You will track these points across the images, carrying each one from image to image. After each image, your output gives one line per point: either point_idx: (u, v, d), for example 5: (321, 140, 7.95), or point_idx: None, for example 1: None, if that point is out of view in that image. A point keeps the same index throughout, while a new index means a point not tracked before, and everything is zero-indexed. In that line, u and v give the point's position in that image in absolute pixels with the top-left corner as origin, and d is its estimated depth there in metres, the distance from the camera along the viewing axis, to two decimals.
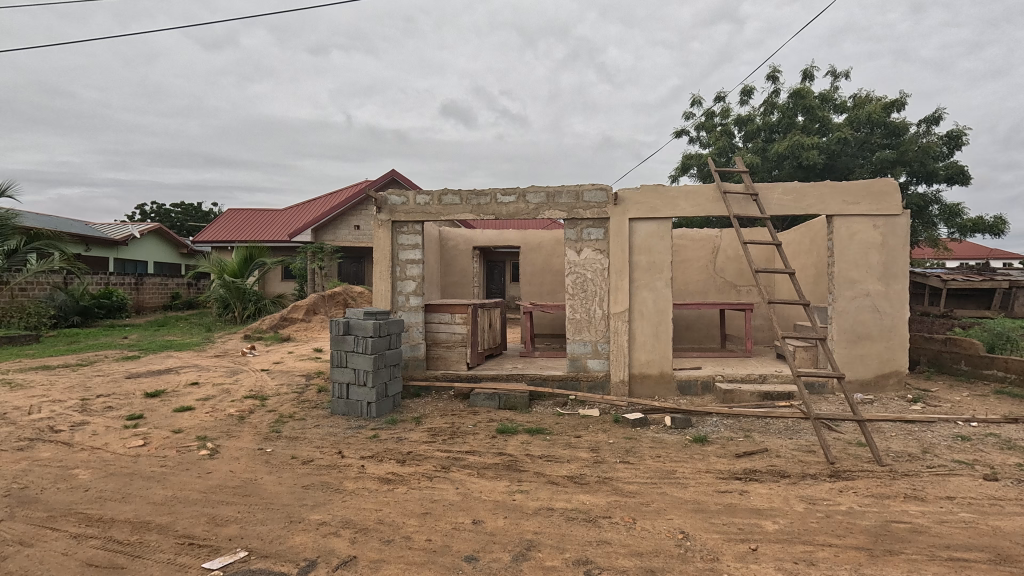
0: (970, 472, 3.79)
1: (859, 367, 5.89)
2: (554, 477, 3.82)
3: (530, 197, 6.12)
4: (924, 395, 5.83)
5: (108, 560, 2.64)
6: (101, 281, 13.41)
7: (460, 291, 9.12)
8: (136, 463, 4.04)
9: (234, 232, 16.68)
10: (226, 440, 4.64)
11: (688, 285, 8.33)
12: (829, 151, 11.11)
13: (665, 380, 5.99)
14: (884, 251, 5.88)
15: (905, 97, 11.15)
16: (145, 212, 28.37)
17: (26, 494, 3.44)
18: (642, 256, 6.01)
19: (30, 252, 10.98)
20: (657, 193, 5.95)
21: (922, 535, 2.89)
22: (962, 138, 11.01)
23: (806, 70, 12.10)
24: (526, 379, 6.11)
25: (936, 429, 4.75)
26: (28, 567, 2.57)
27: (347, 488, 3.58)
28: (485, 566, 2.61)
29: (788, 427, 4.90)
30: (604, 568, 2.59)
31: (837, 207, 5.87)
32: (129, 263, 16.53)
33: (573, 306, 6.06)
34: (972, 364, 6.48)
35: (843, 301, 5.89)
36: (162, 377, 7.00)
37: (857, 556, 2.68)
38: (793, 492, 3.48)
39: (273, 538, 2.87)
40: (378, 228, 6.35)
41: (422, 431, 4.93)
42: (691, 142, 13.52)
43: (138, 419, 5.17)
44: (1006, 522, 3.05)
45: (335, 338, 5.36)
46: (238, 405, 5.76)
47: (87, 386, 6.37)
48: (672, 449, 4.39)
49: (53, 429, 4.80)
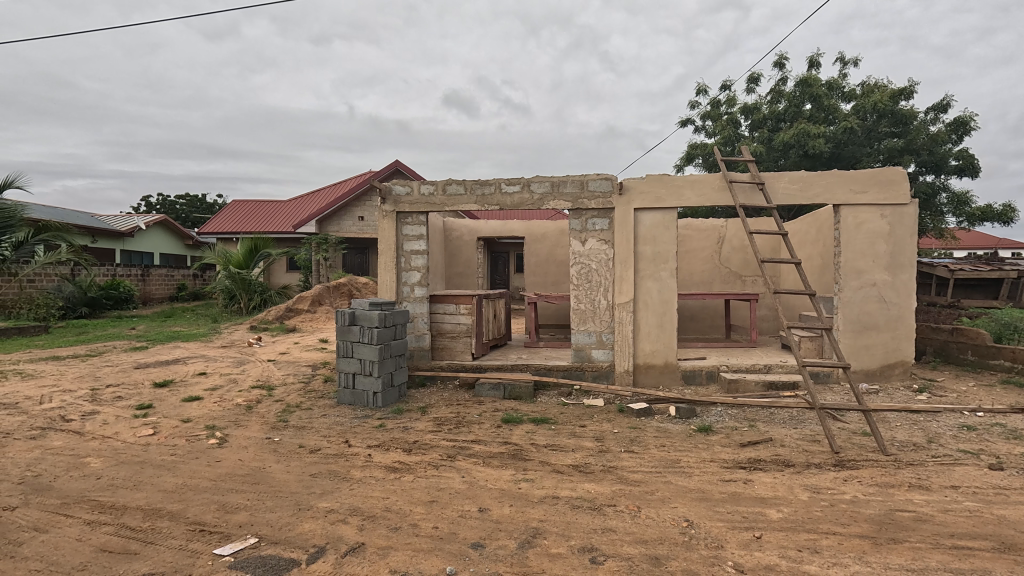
0: (975, 462, 3.79)
1: (865, 357, 5.88)
2: (559, 466, 3.85)
3: (534, 187, 6.10)
4: (929, 385, 5.82)
5: (121, 546, 2.69)
6: (108, 272, 13.50)
7: (465, 281, 9.14)
8: (146, 452, 4.09)
9: (239, 224, 16.73)
10: (235, 429, 4.70)
11: (693, 275, 8.31)
12: (836, 140, 11.01)
13: (669, 370, 6.00)
14: (892, 240, 5.84)
15: (913, 84, 10.99)
16: (151, 204, 28.51)
17: (40, 481, 3.50)
18: (646, 246, 5.99)
19: (37, 244, 10.95)
20: (662, 183, 5.92)
21: (926, 523, 2.90)
22: (971, 125, 10.85)
23: (813, 57, 11.95)
24: (531, 369, 6.13)
25: (941, 420, 4.75)
26: (43, 553, 2.61)
27: (354, 476, 3.62)
28: (492, 553, 2.64)
29: (793, 417, 4.91)
30: (610, 555, 2.62)
31: (845, 196, 5.82)
32: (134, 254, 16.64)
33: (577, 297, 6.06)
34: (978, 354, 6.45)
35: (849, 291, 5.87)
36: (170, 367, 7.07)
37: (860, 544, 2.70)
38: (797, 481, 3.49)
39: (282, 525, 2.92)
40: (383, 219, 6.36)
41: (427, 420, 4.97)
42: (696, 131, 13.39)
43: (147, 409, 5.23)
44: (1010, 511, 3.05)
45: (341, 329, 5.38)
46: (245, 395, 5.82)
47: (97, 376, 6.44)
48: (676, 438, 4.41)
49: (65, 418, 4.87)
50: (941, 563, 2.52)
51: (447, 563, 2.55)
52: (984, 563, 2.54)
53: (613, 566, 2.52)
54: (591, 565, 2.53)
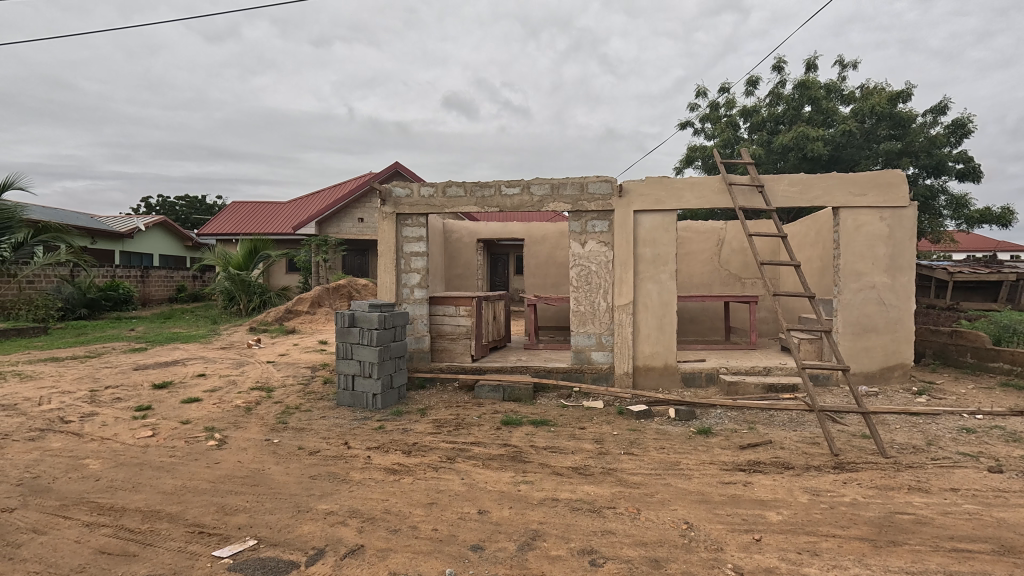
0: (974, 464, 3.79)
1: (864, 359, 5.88)
2: (559, 468, 3.84)
3: (534, 189, 6.11)
4: (928, 387, 5.83)
5: (120, 548, 2.69)
6: (107, 274, 13.49)
7: (465, 283, 9.14)
8: (145, 453, 4.08)
9: (239, 225, 16.74)
10: (234, 430, 4.69)
11: (692, 277, 8.31)
12: (835, 143, 11.02)
13: (669, 372, 6.00)
14: (891, 242, 5.85)
15: (910, 87, 11.02)
16: (151, 205, 28.51)
17: (39, 482, 3.50)
18: (646, 248, 5.99)
19: (36, 245, 10.95)
20: (662, 185, 5.93)
21: (926, 526, 2.90)
22: (969, 127, 10.89)
23: (812, 60, 11.98)
24: (531, 371, 6.13)
25: (940, 422, 4.76)
26: (42, 555, 2.61)
27: (353, 478, 3.62)
28: (491, 555, 2.64)
29: (792, 419, 4.91)
30: (610, 557, 2.62)
31: (844, 199, 5.83)
32: (134, 255, 16.63)
33: (577, 299, 6.06)
34: (978, 356, 6.45)
35: (849, 293, 5.88)
36: (169, 368, 7.06)
37: (860, 547, 2.70)
38: (797, 484, 3.49)
39: (282, 527, 2.91)
40: (383, 220, 6.36)
41: (427, 422, 4.97)
42: (696, 133, 13.40)
43: (146, 410, 5.22)
44: (1010, 513, 3.05)
45: (341, 330, 5.38)
46: (244, 397, 5.81)
47: (96, 378, 6.43)
48: (676, 440, 4.41)
49: (63, 420, 4.86)
50: (941, 566, 2.52)
51: (447, 566, 2.54)
52: (983, 565, 2.54)
53: (612, 568, 2.52)
54: (590, 567, 2.52)
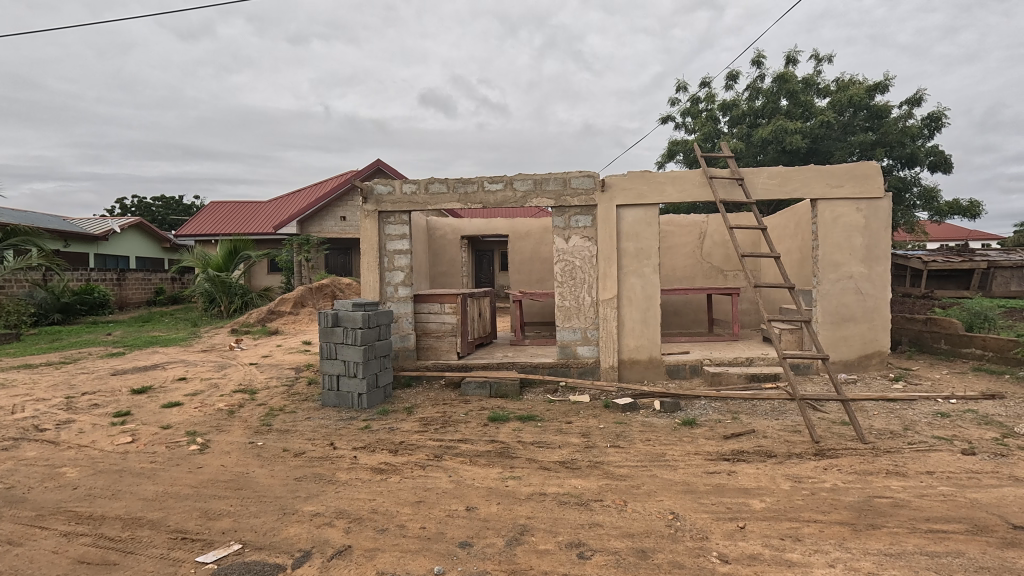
0: (949, 447, 3.90)
1: (843, 348, 6.00)
2: (546, 462, 3.87)
3: (517, 184, 6.09)
4: (905, 373, 5.99)
5: (99, 557, 2.63)
6: (82, 277, 13.10)
7: (450, 281, 9.11)
8: (125, 460, 4.00)
9: (218, 226, 16.50)
10: (216, 434, 4.62)
11: (675, 270, 8.39)
12: (813, 135, 11.16)
13: (653, 365, 6.07)
14: (868, 233, 5.97)
15: (889, 79, 11.26)
16: (125, 207, 27.86)
17: (13, 492, 3.41)
18: (630, 242, 6.02)
19: (6, 249, 10.75)
20: (644, 179, 5.96)
21: (903, 509, 2.98)
22: (942, 120, 11.17)
23: (790, 53, 12.20)
24: (518, 367, 6.14)
25: (917, 407, 4.87)
26: (18, 566, 2.55)
27: (341, 479, 3.59)
28: (480, 551, 2.64)
29: (775, 409, 4.99)
30: (597, 549, 2.64)
31: (822, 190, 5.93)
32: (110, 258, 16.21)
33: (562, 294, 6.08)
34: (951, 343, 6.63)
35: (826, 283, 5.99)
36: (149, 373, 6.92)
37: (841, 531, 2.76)
38: (779, 471, 3.56)
39: (267, 530, 2.89)
40: (365, 218, 6.29)
41: (413, 421, 4.94)
42: (677, 127, 13.55)
43: (126, 416, 5.11)
44: (981, 493, 3.15)
45: (324, 330, 5.31)
46: (227, 400, 5.72)
47: (72, 384, 6.27)
48: (661, 432, 4.47)
49: (38, 428, 4.72)
50: (918, 546, 2.59)
51: (436, 563, 2.54)
52: (958, 545, 2.61)
53: (600, 560, 2.54)
54: (578, 560, 2.55)
